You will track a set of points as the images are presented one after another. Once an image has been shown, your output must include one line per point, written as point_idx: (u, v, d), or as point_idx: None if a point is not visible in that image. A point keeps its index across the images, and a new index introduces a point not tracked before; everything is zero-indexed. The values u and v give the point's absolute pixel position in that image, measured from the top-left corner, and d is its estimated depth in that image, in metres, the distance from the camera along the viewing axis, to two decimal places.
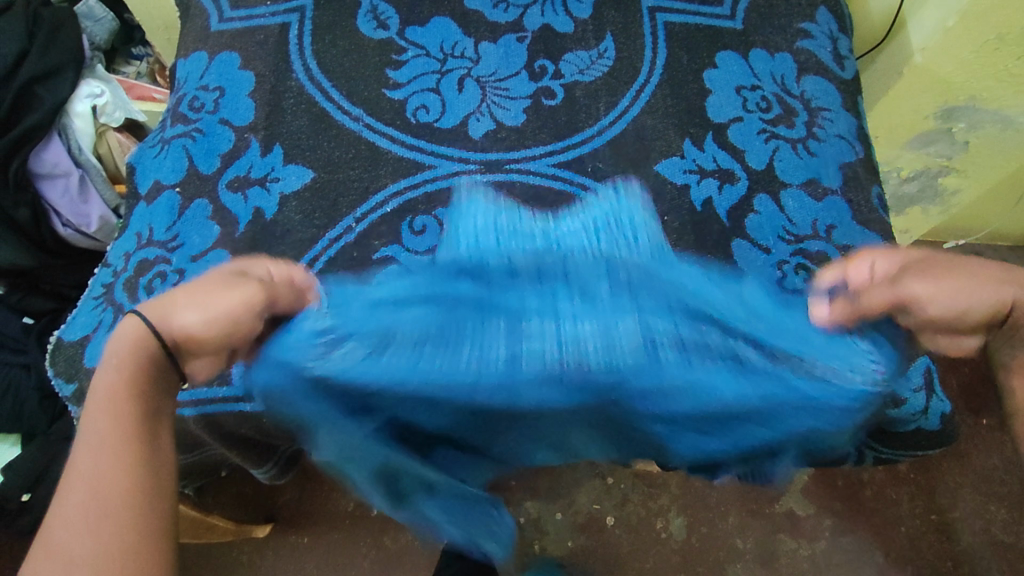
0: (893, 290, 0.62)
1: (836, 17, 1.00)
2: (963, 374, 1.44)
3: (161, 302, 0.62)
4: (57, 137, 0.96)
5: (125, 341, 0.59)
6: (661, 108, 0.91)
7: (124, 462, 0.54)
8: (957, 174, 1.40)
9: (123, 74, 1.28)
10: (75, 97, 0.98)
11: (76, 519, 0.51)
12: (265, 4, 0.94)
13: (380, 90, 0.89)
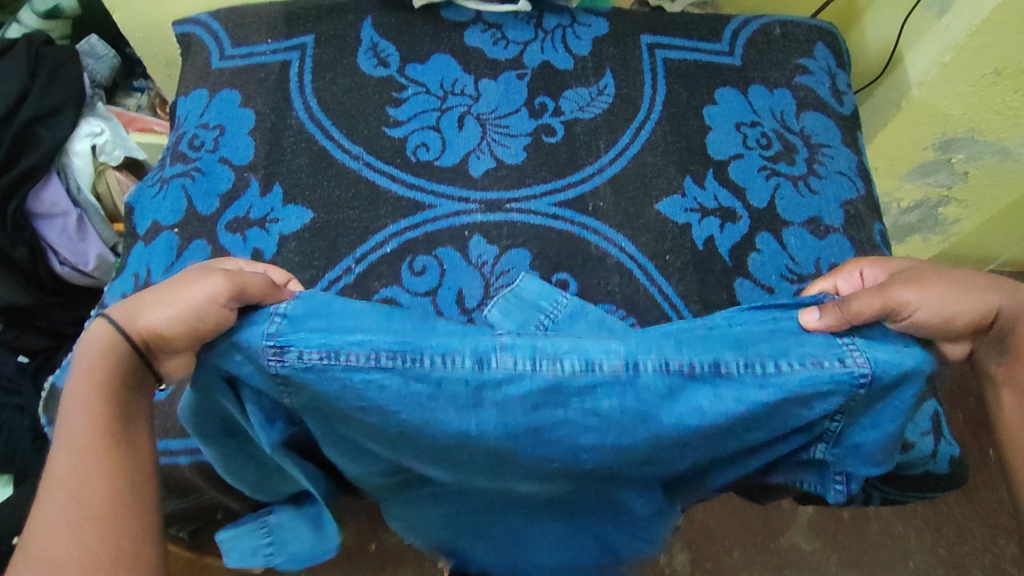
0: (883, 295, 0.57)
1: (834, 53, 1.01)
2: (967, 405, 1.44)
3: (130, 304, 0.59)
4: (56, 176, 0.96)
5: (93, 346, 0.57)
6: (662, 145, 0.91)
7: (91, 477, 0.53)
8: (956, 204, 1.41)
9: (124, 107, 1.28)
10: (75, 136, 0.98)
11: (57, 531, 0.50)
12: (265, 42, 0.94)
13: (380, 128, 0.89)
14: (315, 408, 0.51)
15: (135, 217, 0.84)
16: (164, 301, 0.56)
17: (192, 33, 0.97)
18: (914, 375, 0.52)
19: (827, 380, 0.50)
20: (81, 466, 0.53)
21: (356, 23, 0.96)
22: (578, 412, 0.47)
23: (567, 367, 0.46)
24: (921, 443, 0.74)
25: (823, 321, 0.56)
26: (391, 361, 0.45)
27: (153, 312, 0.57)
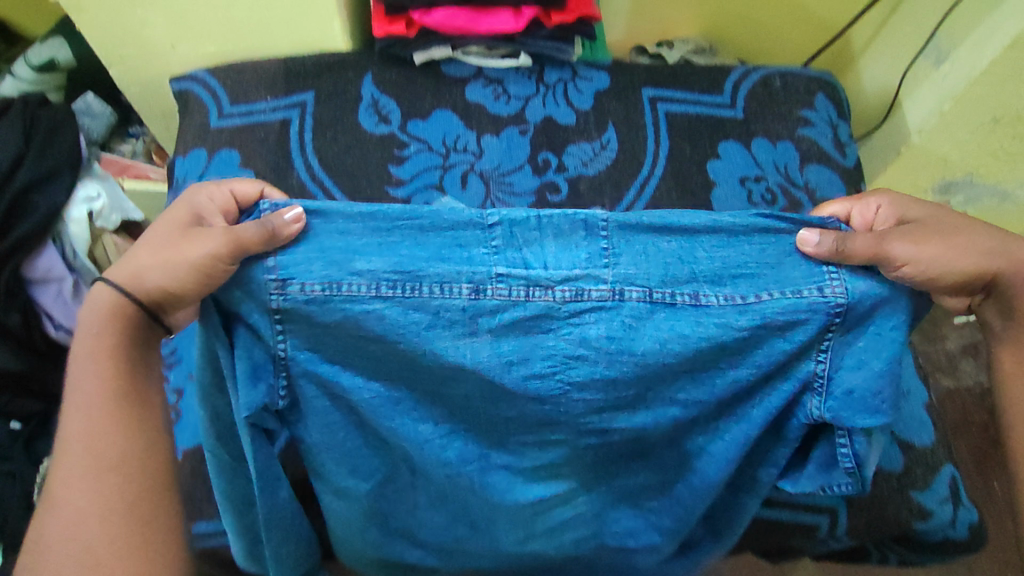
0: (879, 244, 0.56)
1: (834, 103, 1.01)
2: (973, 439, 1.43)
3: (129, 266, 0.60)
4: (49, 245, 0.84)
5: (99, 310, 0.61)
6: (666, 201, 0.91)
7: (106, 430, 0.58)
8: None
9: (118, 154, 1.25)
10: (71, 203, 0.85)
11: (74, 485, 0.56)
12: (265, 100, 0.93)
13: (383, 188, 0.89)
14: (312, 352, 0.56)
15: None
16: (168, 252, 0.58)
17: (189, 91, 0.96)
18: (894, 309, 0.55)
19: (805, 308, 0.54)
20: (89, 440, 0.57)
21: (356, 79, 0.95)
22: (562, 333, 0.54)
23: (559, 296, 0.53)
24: (940, 511, 0.73)
25: (820, 246, 0.55)
26: (392, 295, 0.52)
27: (154, 261, 0.59)
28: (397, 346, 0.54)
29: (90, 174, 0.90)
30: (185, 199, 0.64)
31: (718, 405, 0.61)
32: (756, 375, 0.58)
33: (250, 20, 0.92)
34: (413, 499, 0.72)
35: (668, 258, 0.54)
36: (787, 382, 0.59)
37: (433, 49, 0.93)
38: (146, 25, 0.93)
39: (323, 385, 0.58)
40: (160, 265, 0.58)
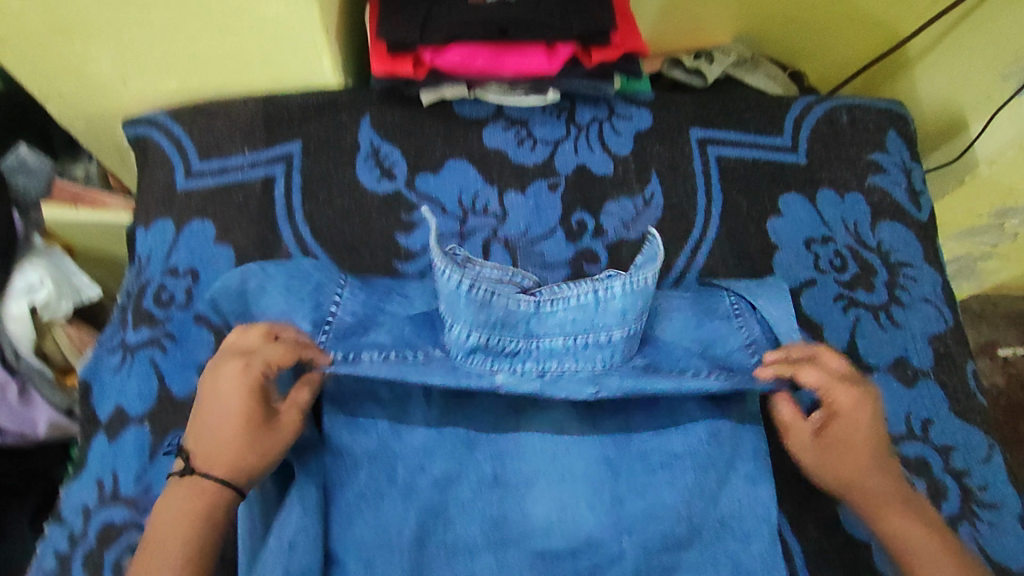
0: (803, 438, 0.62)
1: (907, 141, 0.88)
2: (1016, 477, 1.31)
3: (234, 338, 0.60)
4: None
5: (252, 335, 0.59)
6: (722, 272, 0.78)
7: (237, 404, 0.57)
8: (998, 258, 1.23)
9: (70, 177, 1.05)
10: (7, 297, 0.71)
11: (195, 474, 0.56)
12: (241, 154, 0.78)
13: (391, 264, 0.75)
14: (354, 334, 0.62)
15: (93, 399, 0.68)
16: (257, 448, 0.56)
17: (146, 137, 0.79)
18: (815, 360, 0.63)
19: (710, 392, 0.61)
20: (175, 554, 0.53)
21: (351, 122, 0.79)
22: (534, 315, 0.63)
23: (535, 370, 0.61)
24: None
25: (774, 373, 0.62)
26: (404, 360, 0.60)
27: (242, 450, 0.56)
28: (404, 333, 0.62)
29: (30, 253, 0.74)
30: (235, 360, 0.58)
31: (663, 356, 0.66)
32: (689, 355, 0.65)
33: (212, 52, 0.73)
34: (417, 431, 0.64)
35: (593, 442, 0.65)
36: (721, 345, 0.66)
37: (444, 87, 0.77)
38: (89, 62, 0.75)
39: (334, 329, 0.62)
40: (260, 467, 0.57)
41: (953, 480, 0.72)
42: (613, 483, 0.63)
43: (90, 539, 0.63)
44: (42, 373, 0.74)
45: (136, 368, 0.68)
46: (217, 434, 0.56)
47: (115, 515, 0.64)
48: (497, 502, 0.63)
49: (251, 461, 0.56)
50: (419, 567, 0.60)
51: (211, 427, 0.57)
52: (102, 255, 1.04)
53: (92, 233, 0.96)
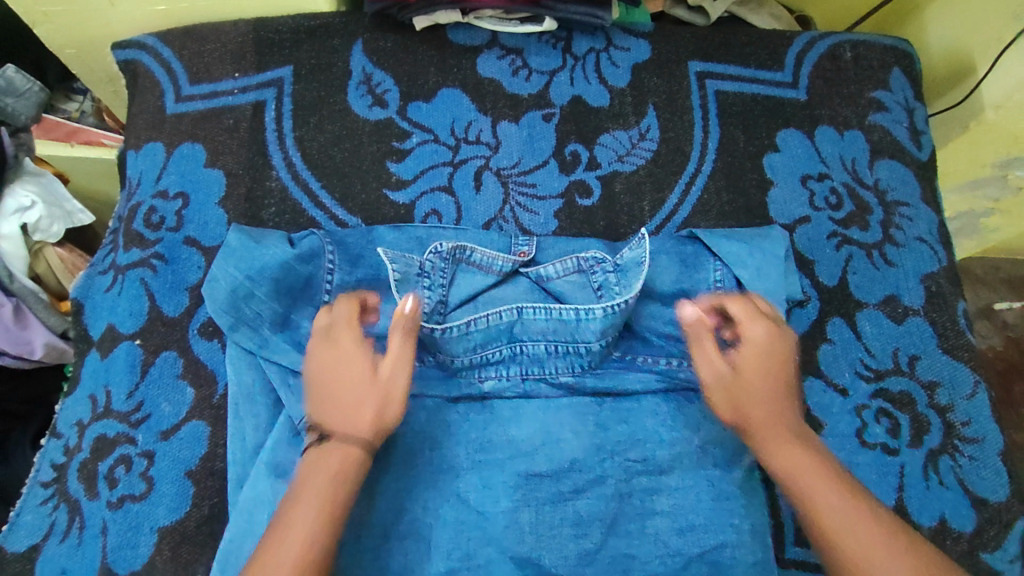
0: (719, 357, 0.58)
1: (911, 81, 0.86)
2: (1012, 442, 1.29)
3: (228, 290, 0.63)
4: None
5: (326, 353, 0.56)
6: (715, 206, 0.77)
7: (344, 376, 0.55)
8: (1002, 215, 1.17)
9: (64, 114, 1.04)
10: None
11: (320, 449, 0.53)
12: (232, 78, 0.77)
13: (380, 191, 0.74)
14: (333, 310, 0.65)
15: (86, 316, 0.68)
16: (372, 398, 0.54)
17: (137, 61, 0.79)
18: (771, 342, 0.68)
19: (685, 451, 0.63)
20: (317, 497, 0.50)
21: (342, 48, 0.79)
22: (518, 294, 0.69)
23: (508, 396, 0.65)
24: (1008, 571, 0.67)
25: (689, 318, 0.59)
26: None
27: (357, 406, 0.53)
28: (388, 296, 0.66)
29: (20, 174, 0.74)
30: (337, 325, 0.57)
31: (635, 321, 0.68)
32: (659, 325, 0.68)
33: None
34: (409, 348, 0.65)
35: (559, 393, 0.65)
36: (689, 286, 0.69)
37: (438, 12, 0.77)
38: None
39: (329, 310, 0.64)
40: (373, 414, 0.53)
41: (936, 416, 0.70)
42: (599, 408, 0.65)
43: (80, 452, 0.62)
44: (36, 294, 0.74)
45: (126, 287, 0.68)
46: (336, 387, 0.55)
47: (107, 429, 0.62)
48: (484, 425, 0.63)
49: (371, 412, 0.53)
50: (406, 480, 0.60)
51: (326, 383, 0.55)
52: (95, 191, 1.03)
53: (87, 169, 0.96)
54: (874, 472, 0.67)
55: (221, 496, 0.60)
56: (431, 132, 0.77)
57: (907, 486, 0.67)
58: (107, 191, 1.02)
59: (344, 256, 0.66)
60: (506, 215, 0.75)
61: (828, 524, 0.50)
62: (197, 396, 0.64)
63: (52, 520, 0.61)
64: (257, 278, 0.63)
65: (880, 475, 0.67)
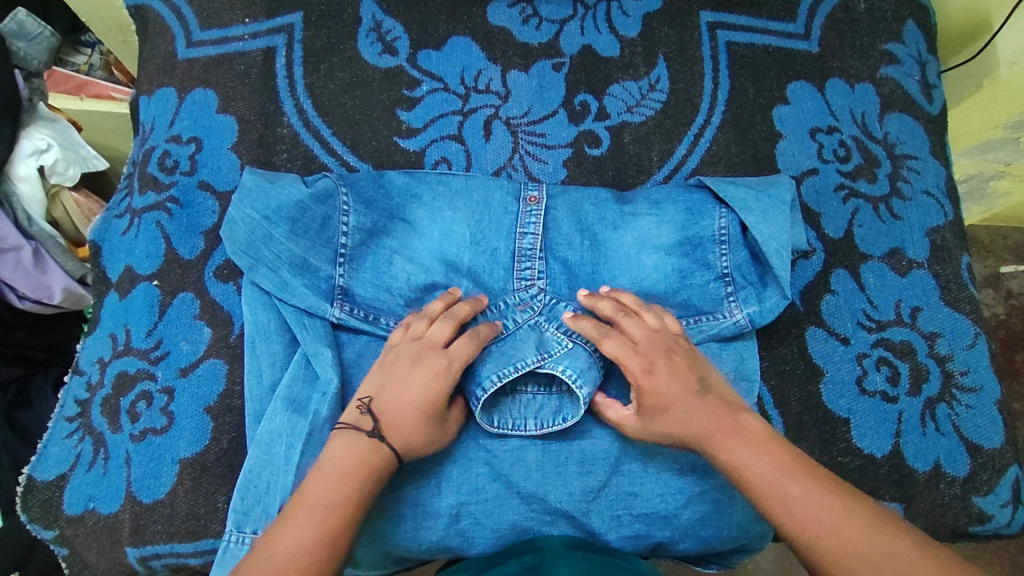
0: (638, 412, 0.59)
1: (924, 34, 0.85)
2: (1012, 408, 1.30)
3: (247, 229, 0.64)
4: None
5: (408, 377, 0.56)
6: (724, 157, 0.77)
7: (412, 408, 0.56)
8: (1012, 178, 1.17)
9: (72, 67, 1.04)
10: (15, 156, 0.72)
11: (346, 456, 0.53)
12: (242, 24, 0.77)
13: (391, 139, 0.75)
14: (349, 251, 0.66)
15: (104, 257, 0.70)
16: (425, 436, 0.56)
17: (147, 6, 0.80)
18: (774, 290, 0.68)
19: None
20: (337, 497, 0.50)
21: None
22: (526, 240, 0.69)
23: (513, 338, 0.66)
24: (999, 515, 0.68)
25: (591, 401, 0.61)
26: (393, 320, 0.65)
27: (417, 435, 0.55)
28: (400, 236, 0.68)
29: (36, 119, 0.75)
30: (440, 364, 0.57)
31: (644, 265, 0.69)
32: (666, 271, 0.69)
33: None
34: (417, 294, 0.66)
35: (554, 410, 0.63)
36: (693, 227, 0.69)
37: None
38: None
39: (348, 256, 0.65)
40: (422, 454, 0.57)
41: (935, 366, 0.71)
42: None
43: (103, 387, 0.64)
44: (54, 239, 0.75)
45: (142, 231, 0.69)
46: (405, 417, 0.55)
47: (129, 366, 0.64)
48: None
49: (418, 443, 0.56)
50: None
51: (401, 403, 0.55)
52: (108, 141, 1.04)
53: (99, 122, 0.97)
54: (872, 418, 0.68)
55: (239, 430, 0.62)
56: (441, 80, 0.77)
57: (904, 433, 0.68)
58: (118, 143, 1.03)
59: (357, 199, 0.67)
60: (517, 164, 0.75)
61: (764, 489, 0.52)
62: (214, 336, 0.65)
63: (77, 451, 0.64)
64: (275, 220, 0.64)
65: (878, 421, 0.69)
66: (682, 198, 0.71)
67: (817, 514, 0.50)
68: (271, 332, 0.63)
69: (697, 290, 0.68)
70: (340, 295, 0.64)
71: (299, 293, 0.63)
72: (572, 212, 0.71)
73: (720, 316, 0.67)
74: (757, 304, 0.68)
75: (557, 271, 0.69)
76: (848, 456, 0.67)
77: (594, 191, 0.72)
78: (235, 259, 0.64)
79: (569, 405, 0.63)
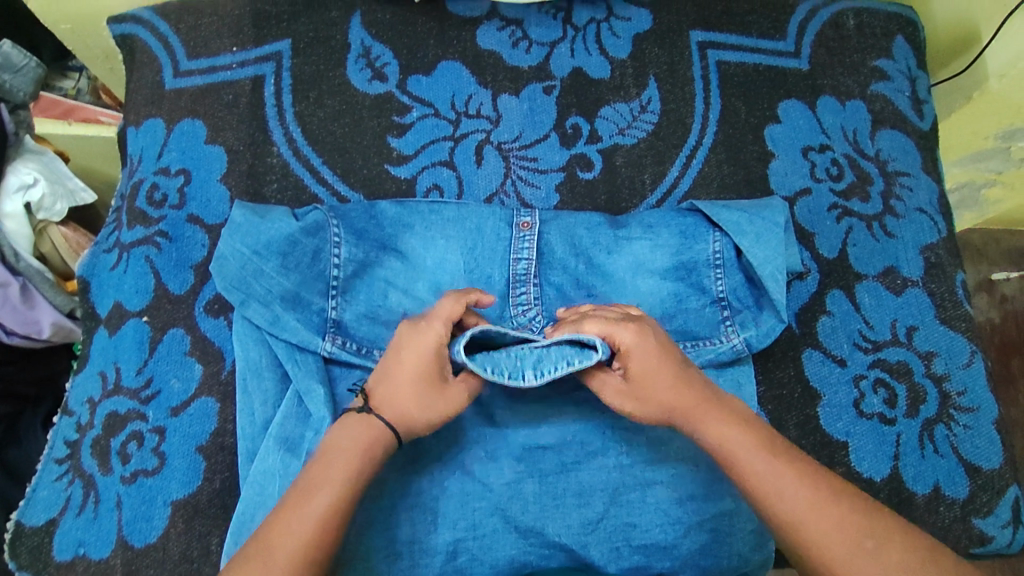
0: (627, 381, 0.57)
1: (913, 49, 0.85)
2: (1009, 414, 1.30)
3: (238, 265, 0.63)
4: None
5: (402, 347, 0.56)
6: (716, 178, 0.77)
7: (407, 374, 0.55)
8: (1003, 187, 1.17)
9: (60, 91, 1.04)
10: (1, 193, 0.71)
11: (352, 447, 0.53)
12: (229, 52, 0.76)
13: (382, 167, 0.74)
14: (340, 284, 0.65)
15: (93, 293, 0.69)
16: (424, 405, 0.55)
17: (134, 36, 0.79)
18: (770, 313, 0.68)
19: None
20: (335, 478, 0.51)
21: (341, 21, 0.78)
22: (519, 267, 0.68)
23: None
24: (999, 537, 0.68)
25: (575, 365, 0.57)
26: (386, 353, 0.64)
27: (413, 405, 0.55)
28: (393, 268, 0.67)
29: (22, 153, 0.74)
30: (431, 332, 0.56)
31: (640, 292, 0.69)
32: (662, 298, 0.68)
33: None
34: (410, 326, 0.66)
35: (556, 358, 0.56)
36: (687, 251, 0.69)
37: None
38: None
39: (340, 289, 0.65)
40: (421, 423, 0.55)
41: (932, 386, 0.70)
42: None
43: (92, 428, 0.63)
44: (43, 274, 0.74)
45: (131, 266, 0.69)
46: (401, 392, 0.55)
47: (119, 406, 0.63)
48: (484, 401, 0.64)
49: (416, 416, 0.55)
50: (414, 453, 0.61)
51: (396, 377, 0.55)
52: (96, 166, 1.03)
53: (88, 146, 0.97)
54: (870, 441, 0.68)
55: (232, 469, 0.61)
56: (431, 105, 0.77)
57: (903, 454, 0.68)
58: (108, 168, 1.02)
59: (348, 230, 0.67)
60: (511, 190, 0.75)
61: (753, 467, 0.52)
62: (206, 373, 0.65)
63: (67, 493, 0.63)
64: (266, 255, 0.63)
65: (876, 443, 0.68)
66: (673, 219, 0.71)
67: (794, 486, 0.51)
68: (263, 369, 0.62)
69: (692, 315, 0.68)
70: (333, 330, 0.64)
71: (291, 328, 0.62)
72: (565, 238, 0.70)
73: (719, 342, 0.67)
74: (750, 327, 0.68)
75: (550, 299, 0.69)
76: (848, 480, 0.67)
77: (587, 215, 0.72)
78: (226, 295, 0.63)
79: (573, 349, 0.56)
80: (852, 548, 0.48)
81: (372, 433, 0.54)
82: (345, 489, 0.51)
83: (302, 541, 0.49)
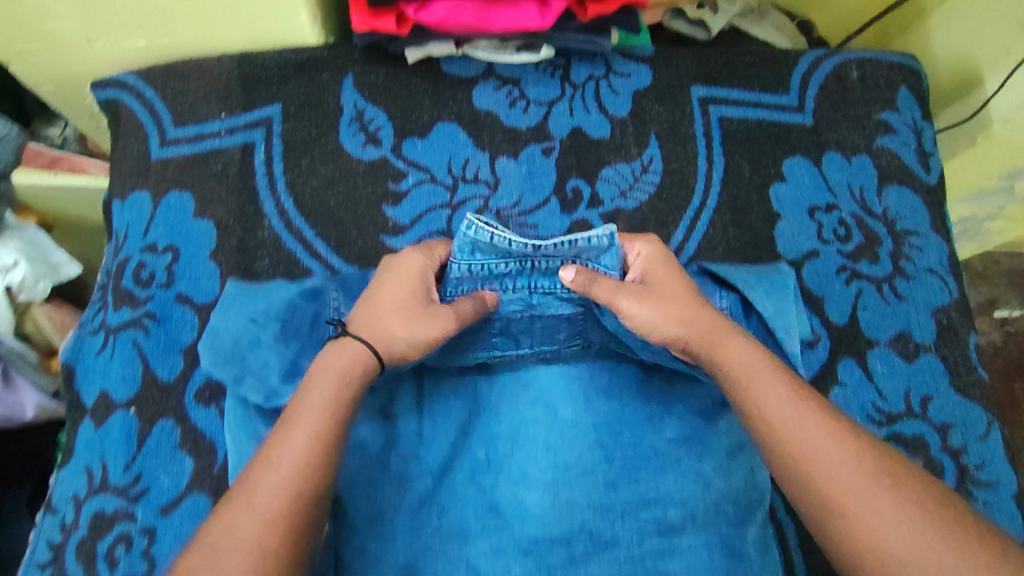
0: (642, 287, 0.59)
1: (920, 99, 0.82)
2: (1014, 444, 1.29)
3: (226, 355, 0.60)
4: None
5: (395, 274, 0.59)
6: (721, 242, 0.75)
7: (399, 294, 0.57)
8: (1006, 221, 1.16)
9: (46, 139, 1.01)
10: None
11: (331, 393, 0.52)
12: (217, 119, 0.74)
13: (378, 238, 0.72)
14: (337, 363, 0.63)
15: (78, 379, 0.67)
16: (411, 322, 0.56)
17: (118, 101, 0.76)
18: None
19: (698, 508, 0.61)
20: (317, 406, 0.51)
21: (332, 83, 0.75)
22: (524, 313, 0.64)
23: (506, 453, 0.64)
24: None
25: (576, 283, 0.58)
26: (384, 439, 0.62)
27: (403, 326, 0.56)
28: None
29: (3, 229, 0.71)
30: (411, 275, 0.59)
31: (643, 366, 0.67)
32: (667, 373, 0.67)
33: (183, 11, 0.69)
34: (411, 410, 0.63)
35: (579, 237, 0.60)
36: None
37: (430, 44, 0.73)
38: (52, 16, 0.69)
39: None
40: (405, 335, 0.56)
41: (948, 459, 0.69)
42: (607, 464, 0.63)
43: (78, 529, 0.61)
44: (22, 355, 0.70)
45: (117, 351, 0.66)
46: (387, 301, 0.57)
47: (105, 505, 0.60)
48: (488, 488, 0.62)
49: (399, 330, 0.56)
50: (412, 552, 0.58)
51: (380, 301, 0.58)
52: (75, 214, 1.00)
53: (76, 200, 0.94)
54: None
55: None
56: (427, 170, 0.74)
57: None
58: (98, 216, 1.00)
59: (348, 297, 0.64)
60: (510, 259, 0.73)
61: (772, 418, 0.49)
62: (196, 467, 0.62)
63: None
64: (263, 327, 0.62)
65: None
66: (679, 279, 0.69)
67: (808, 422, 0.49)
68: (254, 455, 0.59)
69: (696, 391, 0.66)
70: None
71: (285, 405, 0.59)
72: None
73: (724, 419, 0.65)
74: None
75: (551, 371, 0.67)
76: None
77: None
78: (217, 371, 0.60)
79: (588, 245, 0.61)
80: (870, 480, 0.46)
81: (352, 359, 0.54)
82: (322, 417, 0.50)
83: (287, 483, 0.47)
